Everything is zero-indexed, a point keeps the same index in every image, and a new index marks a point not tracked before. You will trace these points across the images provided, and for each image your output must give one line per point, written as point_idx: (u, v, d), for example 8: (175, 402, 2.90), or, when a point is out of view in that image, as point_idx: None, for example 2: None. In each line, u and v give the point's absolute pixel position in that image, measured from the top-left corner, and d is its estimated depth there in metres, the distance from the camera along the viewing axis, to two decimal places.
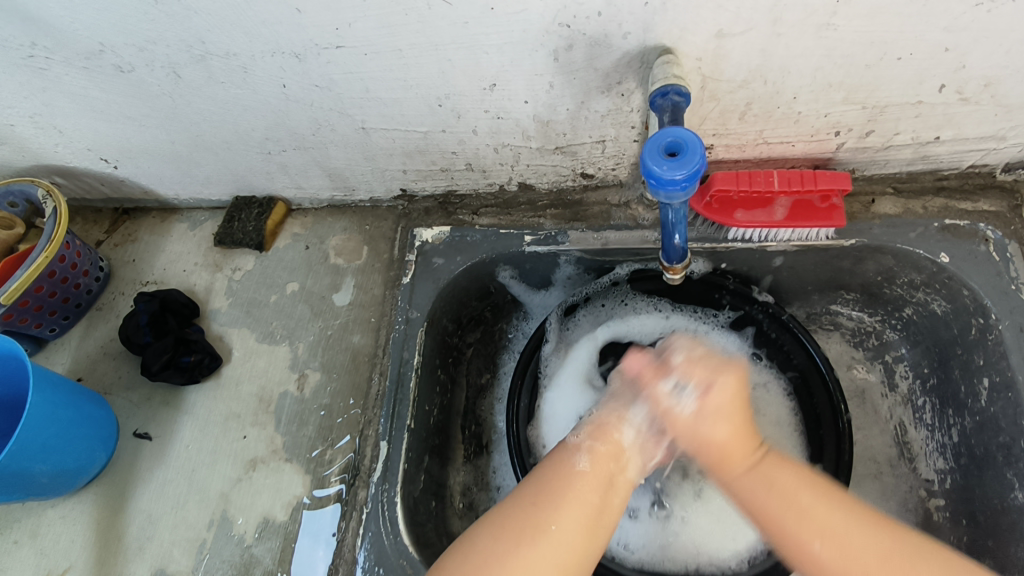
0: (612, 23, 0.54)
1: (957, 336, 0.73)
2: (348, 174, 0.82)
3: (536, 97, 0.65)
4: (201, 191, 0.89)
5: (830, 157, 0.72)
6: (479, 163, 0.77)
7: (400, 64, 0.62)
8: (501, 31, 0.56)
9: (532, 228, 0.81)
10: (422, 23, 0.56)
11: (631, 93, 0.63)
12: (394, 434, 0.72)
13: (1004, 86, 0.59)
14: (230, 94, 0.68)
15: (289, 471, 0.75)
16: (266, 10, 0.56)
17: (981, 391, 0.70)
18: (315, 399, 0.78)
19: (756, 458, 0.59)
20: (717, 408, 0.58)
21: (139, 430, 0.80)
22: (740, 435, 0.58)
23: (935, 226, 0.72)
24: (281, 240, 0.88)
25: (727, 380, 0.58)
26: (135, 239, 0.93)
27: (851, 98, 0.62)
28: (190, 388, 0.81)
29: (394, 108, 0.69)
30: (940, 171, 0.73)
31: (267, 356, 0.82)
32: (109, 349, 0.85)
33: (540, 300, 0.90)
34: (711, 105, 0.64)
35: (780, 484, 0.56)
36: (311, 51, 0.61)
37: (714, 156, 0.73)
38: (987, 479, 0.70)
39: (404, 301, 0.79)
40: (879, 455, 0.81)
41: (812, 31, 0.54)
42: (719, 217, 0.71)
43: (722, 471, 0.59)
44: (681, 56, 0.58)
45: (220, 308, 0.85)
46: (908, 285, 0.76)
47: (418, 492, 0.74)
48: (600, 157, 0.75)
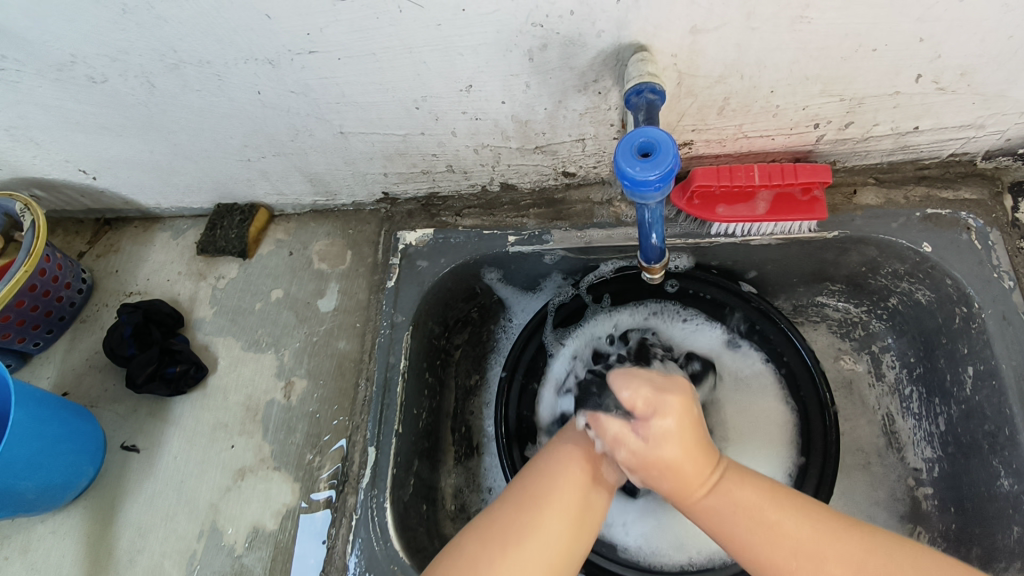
0: (586, 21, 0.54)
1: (941, 325, 0.73)
2: (329, 179, 0.82)
3: (514, 97, 0.64)
4: (182, 199, 0.88)
5: (810, 150, 0.71)
6: (460, 164, 0.77)
7: (375, 68, 0.61)
8: (474, 32, 0.56)
9: (516, 228, 0.80)
10: (395, 27, 0.56)
11: (608, 92, 0.63)
12: (382, 439, 0.72)
13: (980, 75, 0.59)
14: (206, 102, 0.68)
15: (277, 479, 0.74)
16: (235, 17, 0.55)
17: (966, 378, 0.71)
18: (302, 407, 0.78)
19: (714, 482, 0.53)
20: (670, 435, 0.52)
21: (126, 442, 0.79)
22: (695, 457, 0.53)
23: (917, 216, 0.71)
24: (264, 247, 0.88)
25: (672, 402, 0.53)
26: (118, 249, 0.92)
27: (829, 91, 0.62)
28: (177, 399, 0.80)
29: (371, 112, 0.68)
30: (921, 160, 0.73)
31: (253, 364, 0.81)
32: (94, 362, 0.85)
33: (526, 301, 0.91)
34: (689, 100, 0.64)
35: (737, 502, 0.52)
36: (284, 58, 0.60)
37: (695, 151, 0.72)
38: (974, 467, 0.70)
39: (389, 305, 0.79)
40: (867, 446, 0.82)
41: (786, 24, 0.53)
42: (701, 214, 0.72)
43: (683, 500, 0.54)
44: (656, 53, 0.57)
45: (204, 317, 0.85)
46: (893, 275, 0.76)
47: (407, 496, 0.74)
48: (581, 155, 0.74)
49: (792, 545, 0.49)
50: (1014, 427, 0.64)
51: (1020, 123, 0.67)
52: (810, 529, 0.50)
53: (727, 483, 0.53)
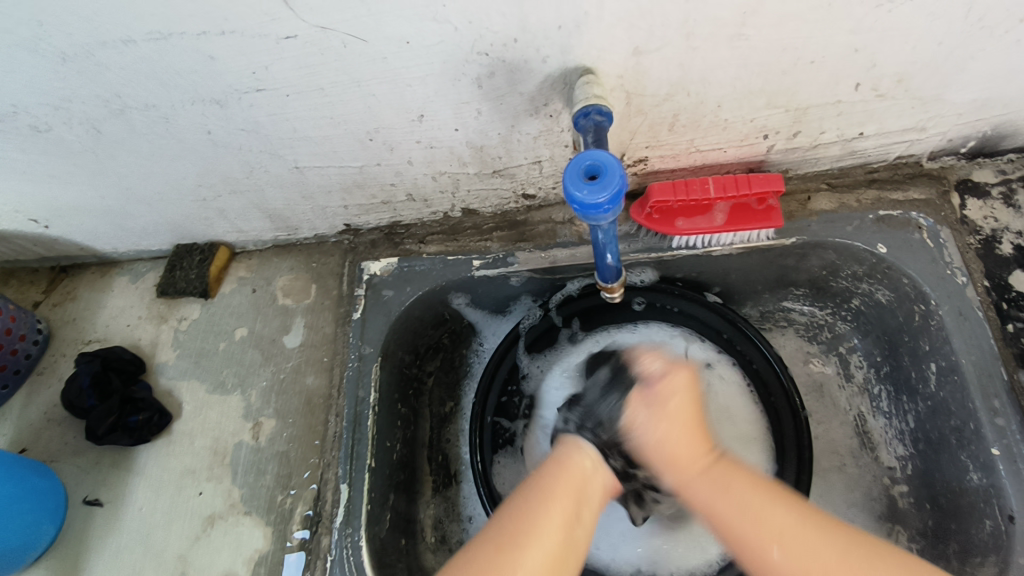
0: (530, 48, 0.54)
1: (902, 323, 0.75)
2: (288, 214, 0.81)
3: (466, 124, 0.65)
4: (139, 242, 0.87)
5: (762, 160, 0.73)
6: (419, 192, 0.77)
7: (324, 102, 0.61)
8: (421, 63, 0.56)
9: (480, 252, 0.80)
10: (341, 61, 0.56)
11: (559, 114, 0.63)
12: (355, 475, 0.71)
13: (916, 81, 0.61)
14: (155, 144, 0.67)
15: (248, 524, 0.72)
16: (178, 60, 0.55)
17: (929, 374, 0.72)
18: (271, 447, 0.76)
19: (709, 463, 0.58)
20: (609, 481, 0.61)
21: (89, 496, 0.77)
22: (689, 439, 0.59)
23: (870, 218, 0.73)
24: (226, 286, 0.86)
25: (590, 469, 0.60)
26: (75, 296, 0.90)
27: (774, 103, 0.63)
28: (141, 448, 0.78)
29: (325, 146, 0.68)
30: (870, 164, 0.75)
31: (219, 407, 0.79)
32: (53, 415, 0.82)
33: (496, 325, 0.91)
34: (639, 118, 0.65)
35: (743, 498, 0.54)
36: (231, 97, 0.60)
37: (650, 167, 0.73)
38: (944, 462, 0.70)
39: (356, 337, 0.78)
40: (841, 447, 0.82)
41: (725, 42, 0.55)
42: (661, 228, 0.72)
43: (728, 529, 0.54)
44: (602, 75, 0.58)
45: (167, 361, 0.83)
46: (852, 276, 0.77)
47: (384, 532, 0.72)
48: (539, 177, 0.75)
49: (794, 539, 0.51)
50: (978, 421, 0.65)
51: (959, 124, 0.69)
52: (790, 533, 0.51)
53: (717, 475, 0.57)
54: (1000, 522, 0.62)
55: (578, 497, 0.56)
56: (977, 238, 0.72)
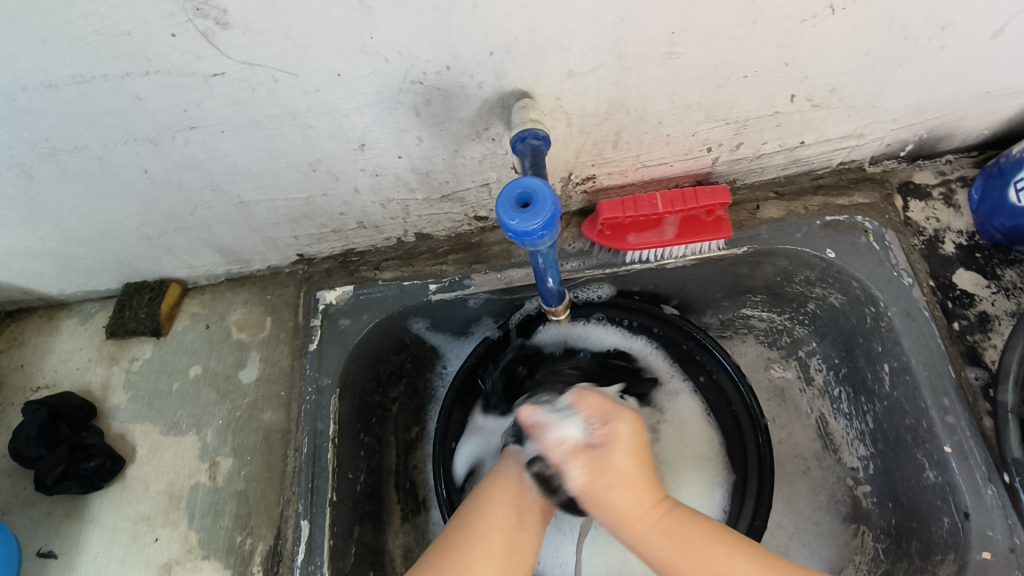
0: (463, 75, 0.54)
1: (856, 325, 0.75)
2: (238, 248, 0.80)
3: (409, 151, 0.64)
4: (87, 283, 0.84)
5: (709, 172, 0.73)
6: (370, 219, 0.76)
7: (262, 136, 0.60)
8: (355, 94, 0.55)
9: (436, 275, 0.79)
10: (273, 96, 0.55)
11: (501, 137, 0.63)
12: (315, 510, 0.69)
13: (848, 90, 0.62)
14: (91, 185, 0.65)
15: (207, 569, 0.70)
16: (104, 101, 0.54)
17: (884, 375, 0.72)
18: (229, 487, 0.74)
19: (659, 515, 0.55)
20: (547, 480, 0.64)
21: (40, 550, 0.74)
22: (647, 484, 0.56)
23: (818, 224, 0.74)
24: (179, 323, 0.85)
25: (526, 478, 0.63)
26: (22, 342, 0.87)
27: (713, 116, 0.64)
28: (94, 496, 0.76)
29: (268, 178, 0.67)
30: (814, 171, 0.76)
31: (174, 448, 0.77)
32: (1, 467, 0.79)
33: (459, 346, 0.90)
34: (582, 138, 0.65)
35: (701, 555, 0.53)
36: (164, 135, 0.59)
37: (599, 184, 0.73)
38: (902, 461, 0.71)
39: (313, 368, 0.76)
40: (805, 451, 0.83)
41: (657, 61, 0.55)
42: (613, 244, 0.73)
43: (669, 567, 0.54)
44: (539, 98, 0.58)
45: (120, 404, 0.81)
46: (806, 281, 0.78)
47: (349, 567, 0.71)
48: (489, 199, 0.74)
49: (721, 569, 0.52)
50: (930, 420, 0.66)
51: (896, 129, 0.70)
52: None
53: (606, 488, 0.55)
54: (956, 519, 0.63)
55: (517, 502, 0.60)
56: (921, 239, 0.73)
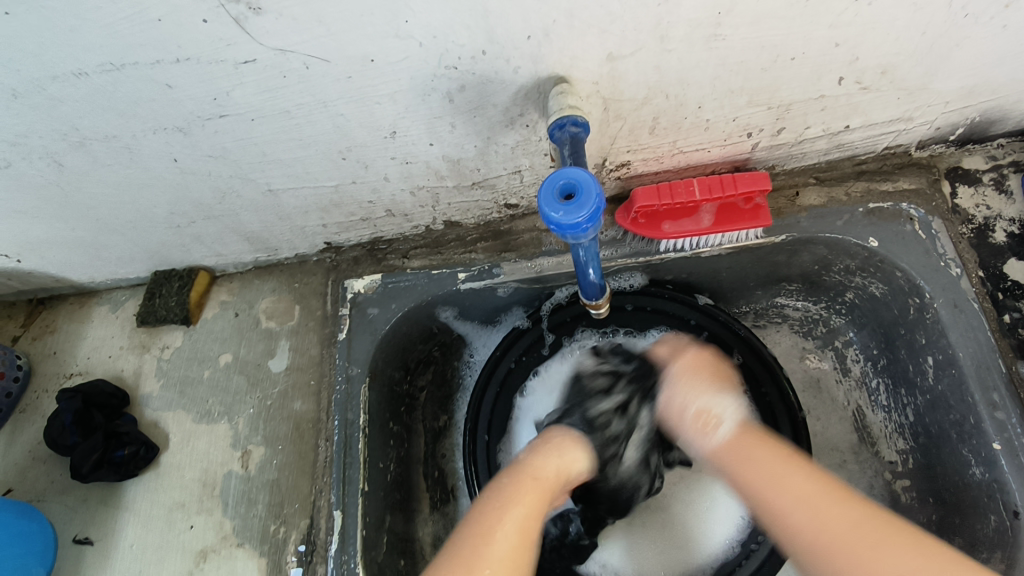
0: (499, 59, 0.52)
1: (898, 316, 0.73)
2: (267, 236, 0.79)
3: (440, 139, 0.63)
4: (117, 271, 0.84)
5: (748, 158, 0.71)
6: (399, 207, 0.75)
7: (292, 124, 0.59)
8: (388, 81, 0.54)
9: (464, 264, 0.78)
10: (304, 83, 0.54)
11: (535, 124, 0.61)
12: (347, 501, 0.69)
13: (901, 72, 0.59)
14: (121, 175, 0.65)
15: (241, 557, 0.71)
16: (135, 90, 0.53)
17: (927, 368, 0.70)
18: (261, 476, 0.74)
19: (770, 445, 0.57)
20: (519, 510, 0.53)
21: (78, 535, 0.75)
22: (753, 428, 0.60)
23: (860, 211, 0.71)
24: (208, 311, 0.85)
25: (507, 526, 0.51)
26: (54, 329, 0.88)
27: (756, 100, 0.61)
28: (129, 483, 0.76)
29: (298, 167, 0.66)
30: (857, 156, 0.73)
31: (207, 436, 0.78)
32: (37, 454, 0.80)
33: (487, 334, 0.89)
34: (619, 123, 0.63)
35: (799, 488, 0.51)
36: (194, 124, 0.58)
37: (633, 171, 0.71)
38: (946, 456, 0.69)
39: (342, 358, 0.76)
40: (840, 444, 0.81)
41: (701, 43, 0.53)
42: (647, 232, 0.71)
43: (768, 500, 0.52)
44: (577, 83, 0.56)
45: (152, 392, 0.81)
46: (845, 271, 0.75)
47: (381, 556, 0.71)
48: (520, 187, 0.73)
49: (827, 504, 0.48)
50: (978, 415, 0.64)
51: (947, 112, 0.67)
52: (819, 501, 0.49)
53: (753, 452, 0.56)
54: (1004, 517, 0.61)
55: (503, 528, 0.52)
56: (970, 227, 0.71)
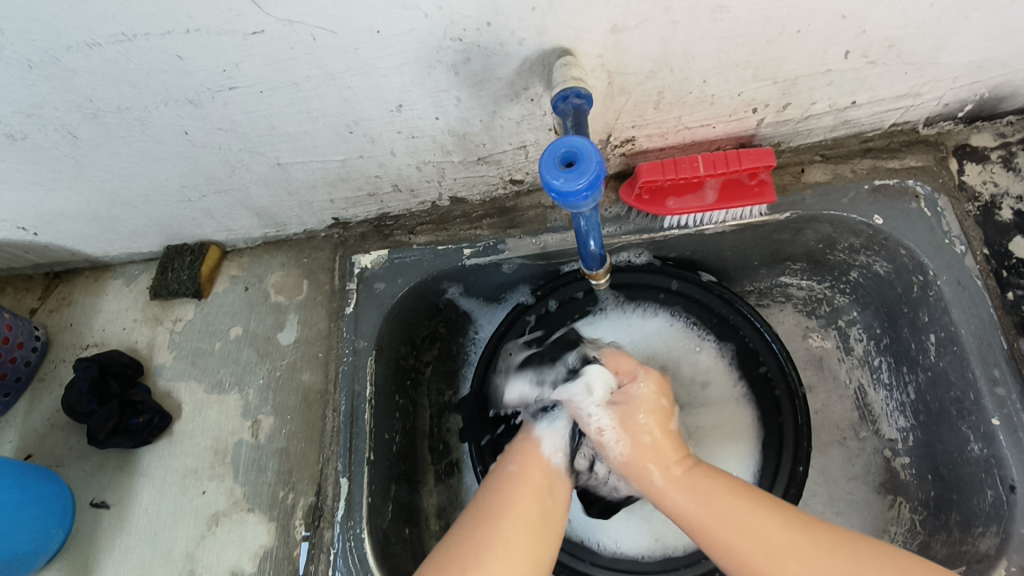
0: (504, 31, 0.53)
1: (902, 294, 0.73)
2: (276, 211, 0.80)
3: (446, 112, 0.63)
4: (130, 245, 0.86)
5: (753, 134, 0.71)
6: (405, 182, 0.76)
7: (300, 97, 0.60)
8: (394, 52, 0.55)
9: (470, 240, 0.79)
10: (312, 55, 0.54)
11: (540, 98, 0.61)
12: (354, 469, 0.71)
13: (908, 45, 0.59)
14: (134, 147, 0.66)
15: (252, 521, 0.73)
16: (146, 61, 0.54)
17: (929, 345, 0.70)
18: (271, 444, 0.76)
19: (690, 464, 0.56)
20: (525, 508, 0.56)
21: (95, 499, 0.77)
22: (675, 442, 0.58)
23: (866, 188, 0.71)
24: (219, 285, 0.86)
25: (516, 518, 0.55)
26: (71, 302, 0.90)
27: (761, 75, 0.61)
28: (144, 450, 0.79)
29: (306, 141, 0.67)
30: (864, 133, 0.73)
31: (218, 406, 0.80)
32: (55, 421, 0.82)
33: (492, 311, 0.90)
34: (623, 98, 0.63)
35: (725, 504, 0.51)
36: (205, 96, 0.59)
37: (638, 146, 0.72)
38: (945, 433, 0.69)
39: (349, 331, 0.77)
40: (842, 422, 0.81)
41: (706, 15, 0.53)
42: (651, 209, 0.71)
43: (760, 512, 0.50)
44: (581, 56, 0.56)
45: (165, 362, 0.83)
46: (849, 249, 0.76)
47: (387, 523, 0.73)
48: (526, 162, 0.73)
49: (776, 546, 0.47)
50: (978, 392, 0.64)
51: (955, 88, 0.67)
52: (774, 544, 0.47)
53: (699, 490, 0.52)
54: (1000, 492, 0.61)
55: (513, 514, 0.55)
56: (976, 205, 0.71)
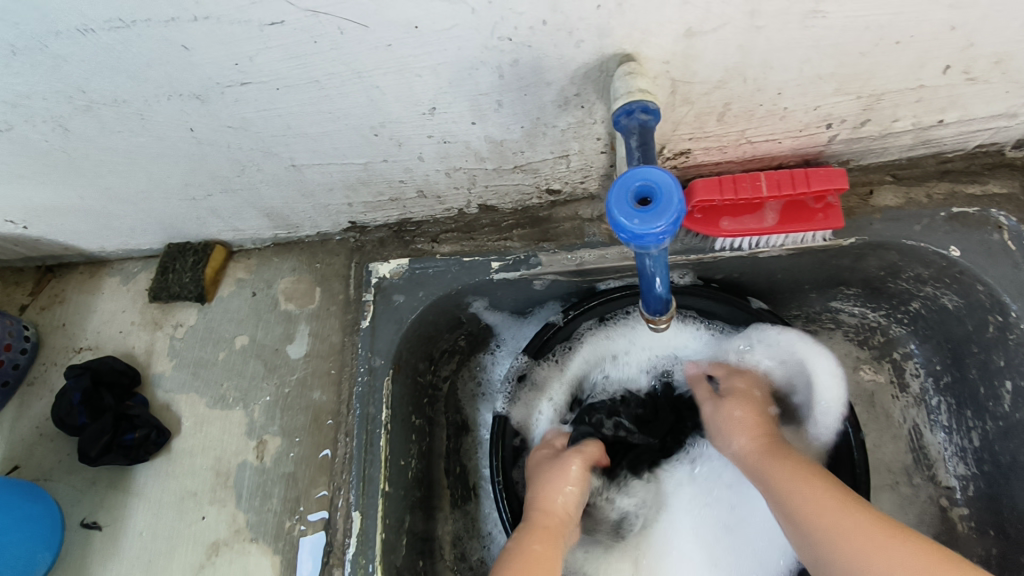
0: (562, 31, 0.45)
1: (971, 333, 0.67)
2: (288, 213, 0.73)
3: (484, 118, 0.56)
4: (129, 241, 0.79)
5: (821, 151, 0.64)
6: (432, 188, 0.69)
7: (321, 95, 0.53)
8: (433, 51, 0.47)
9: (498, 252, 0.72)
10: (338, 50, 0.47)
11: (592, 106, 0.54)
12: (367, 501, 0.66)
13: (1017, 61, 0.51)
14: (133, 142, 0.59)
15: (255, 553, 0.68)
16: (146, 50, 0.47)
17: (1003, 394, 0.65)
18: (277, 469, 0.70)
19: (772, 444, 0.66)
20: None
21: (86, 519, 0.72)
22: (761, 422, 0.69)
23: (942, 215, 0.64)
24: (224, 289, 0.80)
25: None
26: (63, 299, 0.83)
27: (844, 88, 0.54)
28: (140, 467, 0.73)
29: (325, 142, 0.60)
30: (943, 153, 0.66)
31: (220, 423, 0.74)
32: (45, 430, 0.77)
33: (518, 326, 0.83)
34: (684, 108, 0.56)
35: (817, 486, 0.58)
36: (212, 91, 0.52)
37: (692, 159, 0.64)
38: (1015, 489, 0.64)
39: (365, 348, 0.71)
40: (894, 465, 0.75)
41: (797, 20, 0.45)
42: (703, 229, 0.64)
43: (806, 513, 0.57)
44: (646, 61, 0.49)
45: (164, 371, 0.77)
46: (915, 279, 0.68)
47: (400, 559, 0.67)
48: (566, 172, 0.66)
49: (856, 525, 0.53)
50: None
51: None
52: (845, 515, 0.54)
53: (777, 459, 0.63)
54: None
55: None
56: None
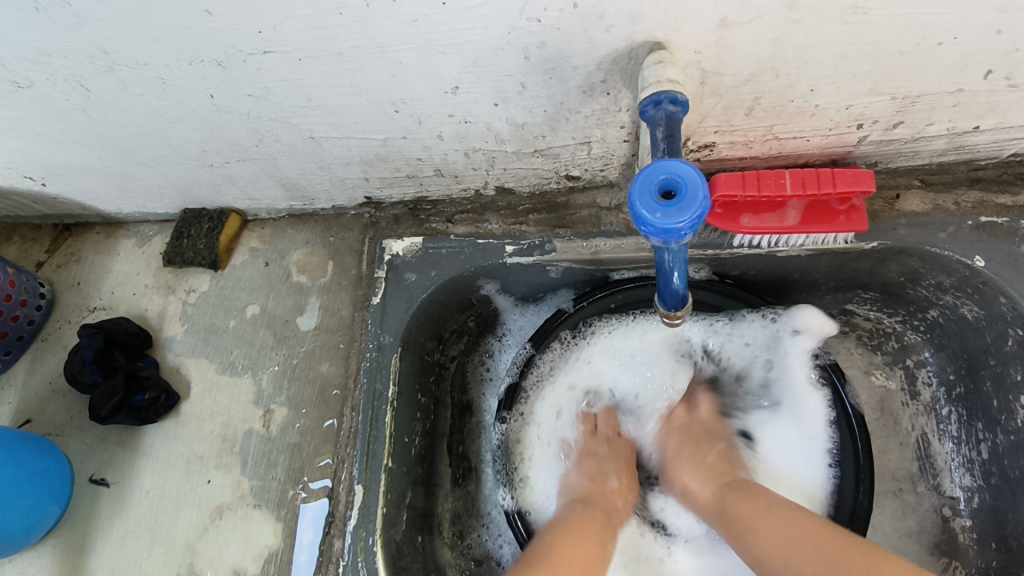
0: (592, 15, 0.44)
1: (990, 344, 0.66)
2: (304, 184, 0.73)
3: (507, 100, 0.55)
4: (145, 204, 0.80)
5: (849, 151, 0.62)
6: (449, 167, 0.68)
7: (344, 68, 0.52)
8: (459, 29, 0.46)
9: (514, 236, 0.72)
10: (362, 23, 0.46)
11: (617, 93, 0.53)
12: (370, 476, 0.66)
13: None
14: (152, 106, 0.59)
15: (258, 519, 0.69)
16: (169, 13, 0.46)
17: (1016, 409, 0.64)
18: (283, 438, 0.71)
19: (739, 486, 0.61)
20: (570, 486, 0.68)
21: (95, 475, 0.73)
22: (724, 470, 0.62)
23: (969, 224, 0.63)
24: (237, 257, 0.80)
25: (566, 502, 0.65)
26: (79, 258, 0.84)
27: (879, 89, 0.52)
28: (149, 428, 0.74)
29: (345, 116, 0.59)
30: (976, 160, 0.64)
31: (228, 390, 0.74)
32: (57, 386, 0.78)
33: (528, 310, 0.83)
34: (712, 100, 0.54)
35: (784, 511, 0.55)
36: (234, 59, 0.51)
37: (717, 153, 0.63)
38: (1021, 504, 0.64)
39: (375, 324, 0.71)
40: (899, 473, 0.75)
41: (836, 15, 0.44)
42: (722, 224, 0.62)
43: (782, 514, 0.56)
44: (676, 50, 0.48)
45: (175, 336, 0.78)
46: (935, 287, 0.67)
47: (401, 534, 0.68)
48: (586, 158, 0.65)
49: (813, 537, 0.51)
50: None
51: None
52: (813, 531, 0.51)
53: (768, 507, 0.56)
54: None
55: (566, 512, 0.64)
56: None
